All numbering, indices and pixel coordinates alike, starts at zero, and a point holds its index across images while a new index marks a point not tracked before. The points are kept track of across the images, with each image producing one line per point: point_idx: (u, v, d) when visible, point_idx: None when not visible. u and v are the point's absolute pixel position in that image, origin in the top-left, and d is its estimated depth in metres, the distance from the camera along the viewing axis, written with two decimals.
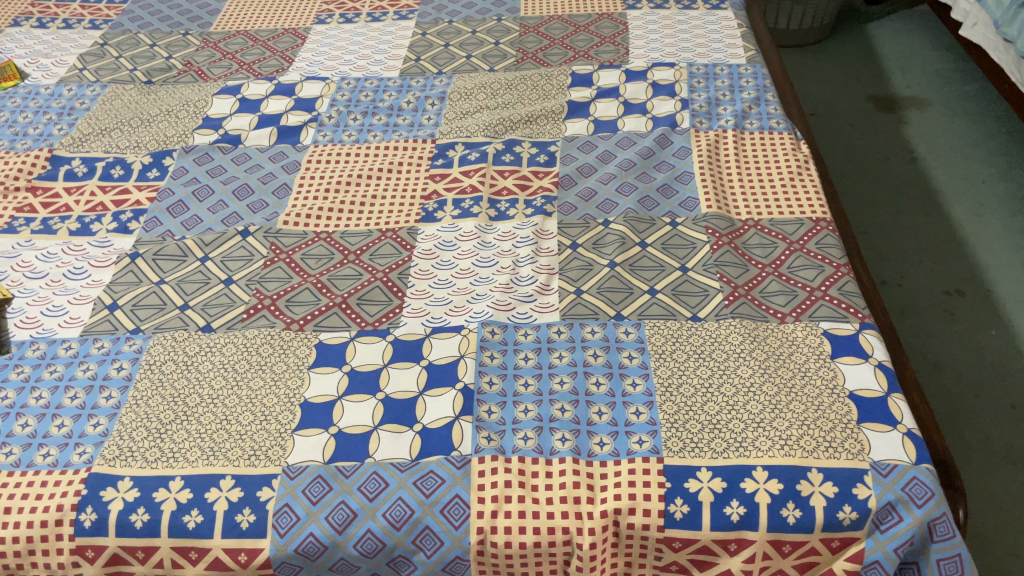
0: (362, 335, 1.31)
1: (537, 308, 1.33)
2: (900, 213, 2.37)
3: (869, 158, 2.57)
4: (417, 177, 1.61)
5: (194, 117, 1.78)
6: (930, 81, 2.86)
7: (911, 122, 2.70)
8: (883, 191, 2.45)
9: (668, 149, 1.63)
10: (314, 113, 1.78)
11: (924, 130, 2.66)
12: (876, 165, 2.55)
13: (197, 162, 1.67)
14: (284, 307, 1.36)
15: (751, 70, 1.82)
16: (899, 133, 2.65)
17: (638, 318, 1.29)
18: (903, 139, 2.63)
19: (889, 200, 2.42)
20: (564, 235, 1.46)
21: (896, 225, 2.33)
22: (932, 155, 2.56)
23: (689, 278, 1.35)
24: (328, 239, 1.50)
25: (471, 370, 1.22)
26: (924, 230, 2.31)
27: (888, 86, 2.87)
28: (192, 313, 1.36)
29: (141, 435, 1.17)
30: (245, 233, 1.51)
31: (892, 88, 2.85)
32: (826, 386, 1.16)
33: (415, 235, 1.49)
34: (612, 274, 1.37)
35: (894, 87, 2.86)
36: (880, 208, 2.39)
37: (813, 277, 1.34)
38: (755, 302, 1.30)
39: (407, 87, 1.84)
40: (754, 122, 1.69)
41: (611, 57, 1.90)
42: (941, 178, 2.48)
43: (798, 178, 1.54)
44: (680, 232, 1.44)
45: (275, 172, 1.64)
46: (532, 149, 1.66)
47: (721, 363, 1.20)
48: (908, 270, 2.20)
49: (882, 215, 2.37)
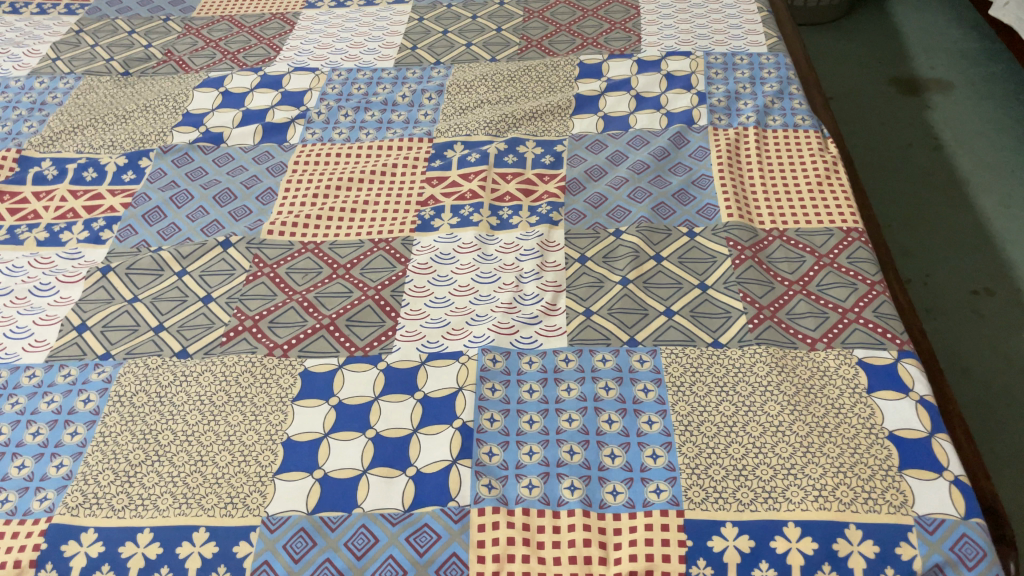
0: (351, 362, 1.20)
1: (543, 332, 1.21)
2: (925, 206, 2.24)
3: (893, 146, 2.43)
4: (412, 180, 1.49)
5: (174, 114, 1.66)
6: (956, 62, 2.72)
7: (936, 106, 2.56)
8: (908, 181, 2.32)
9: (683, 148, 1.51)
10: (302, 108, 1.65)
11: (950, 114, 2.52)
12: (900, 153, 2.41)
13: (176, 163, 1.55)
14: (267, 328, 1.25)
15: (774, 60, 1.69)
16: (924, 119, 2.51)
17: (653, 344, 1.17)
18: (928, 125, 2.49)
19: (914, 191, 2.28)
20: (571, 246, 1.35)
21: (922, 219, 2.20)
22: (959, 143, 2.42)
23: (709, 297, 1.24)
24: (316, 251, 1.38)
25: (470, 406, 1.11)
26: (953, 224, 2.18)
27: (911, 68, 2.72)
28: (167, 336, 1.25)
29: (107, 479, 1.07)
30: (227, 243, 1.40)
31: (915, 70, 2.70)
32: (863, 426, 1.05)
33: (410, 246, 1.37)
34: (625, 292, 1.26)
35: (917, 69, 2.71)
36: (904, 200, 2.26)
37: (845, 296, 1.22)
38: (782, 325, 1.19)
39: (402, 78, 1.71)
40: (777, 119, 1.56)
41: (622, 45, 1.76)
42: (968, 166, 2.35)
43: (826, 182, 1.42)
44: (698, 244, 1.33)
45: (259, 174, 1.52)
46: (537, 148, 1.54)
47: (746, 398, 1.09)
48: (936, 268, 2.08)
49: (907, 209, 2.24)
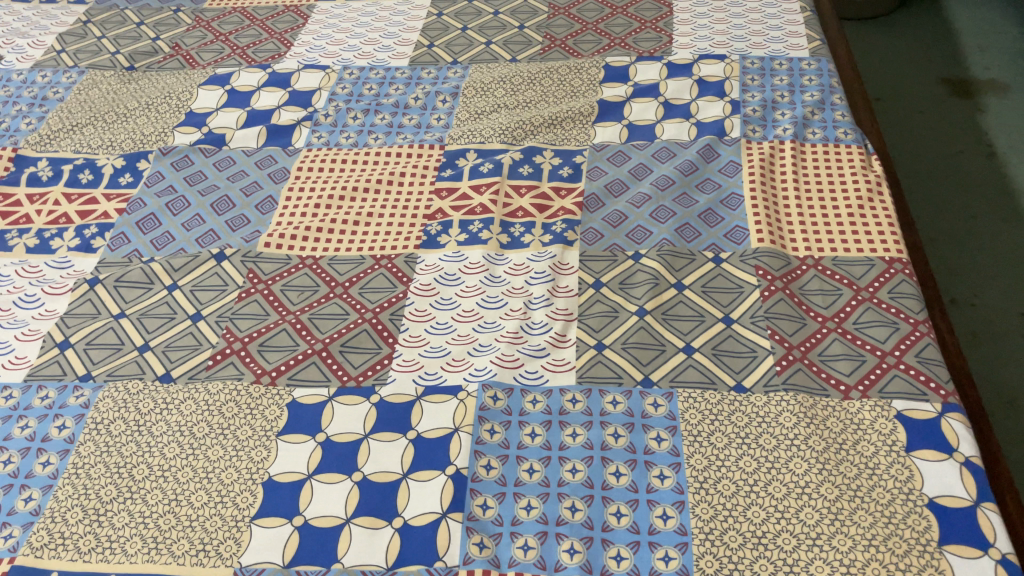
0: (342, 394, 1.11)
1: (550, 366, 1.12)
2: (976, 218, 2.09)
3: (941, 153, 2.28)
4: (420, 191, 1.40)
5: (176, 113, 1.58)
6: (1013, 62, 2.55)
7: (991, 110, 2.40)
8: (957, 191, 2.17)
9: (713, 163, 1.40)
10: (309, 109, 1.57)
11: (1006, 119, 2.36)
12: (950, 160, 2.26)
13: (175, 166, 1.48)
14: (256, 352, 1.17)
15: (816, 65, 1.56)
16: (976, 124, 2.36)
17: (670, 386, 1.07)
18: (981, 130, 2.34)
19: (964, 202, 2.14)
20: (585, 270, 1.25)
21: (972, 234, 2.06)
22: (1014, 151, 2.26)
23: (733, 333, 1.13)
24: (314, 266, 1.30)
25: (465, 450, 1.02)
26: (1005, 239, 2.03)
27: (965, 68, 2.55)
28: (151, 357, 1.18)
29: (76, 518, 1.00)
30: (221, 256, 1.32)
31: (969, 71, 2.54)
32: (899, 492, 0.94)
33: (413, 265, 1.28)
34: (641, 324, 1.15)
35: (971, 69, 2.55)
36: (953, 211, 2.12)
37: (885, 338, 1.11)
38: (813, 368, 1.08)
39: (416, 79, 1.62)
40: (817, 132, 1.44)
41: (652, 46, 1.65)
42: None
43: (868, 205, 1.30)
44: (724, 272, 1.22)
45: (260, 180, 1.44)
46: (554, 159, 1.43)
47: (769, 453, 0.99)
48: (986, 288, 1.94)
49: (956, 221, 2.10)
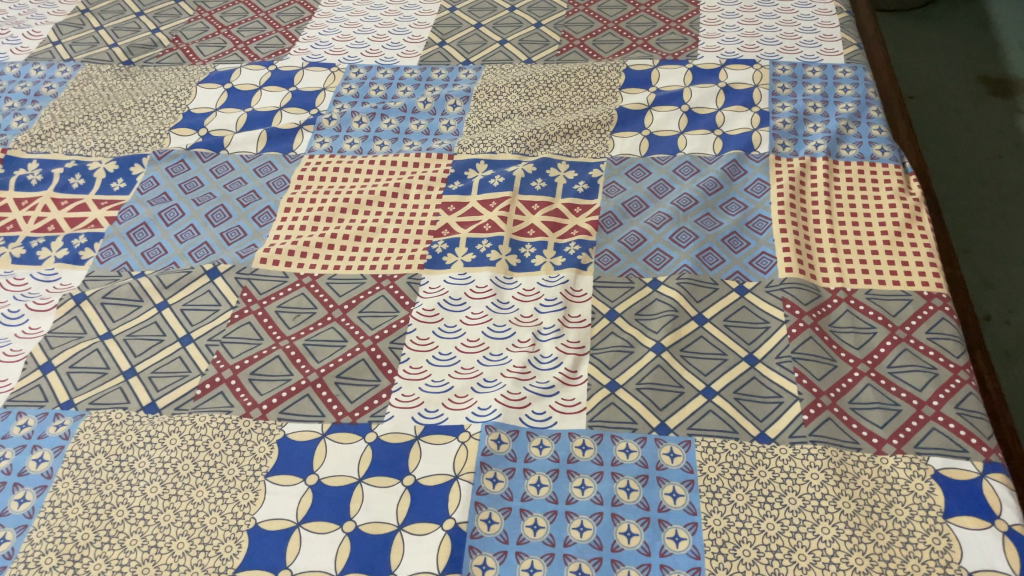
0: (336, 432, 1.05)
1: (559, 407, 1.04)
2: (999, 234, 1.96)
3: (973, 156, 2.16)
4: (426, 204, 1.32)
5: (173, 113, 1.51)
6: None
7: None
8: (992, 197, 2.05)
9: (739, 180, 1.31)
10: (312, 111, 1.49)
11: None
12: (986, 164, 2.14)
13: (170, 172, 1.41)
14: (247, 382, 1.10)
15: (851, 74, 1.47)
16: (1014, 125, 2.24)
17: (687, 433, 1.00)
18: (1018, 132, 2.22)
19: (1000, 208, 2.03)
20: (598, 298, 1.17)
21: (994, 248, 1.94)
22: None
23: (758, 375, 1.05)
24: (311, 286, 1.23)
25: (465, 501, 0.95)
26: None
27: (1003, 65, 2.43)
28: (137, 384, 1.12)
29: (50, 564, 0.94)
30: (214, 272, 1.25)
31: (1007, 67, 2.42)
32: (935, 565, 0.87)
33: (416, 287, 1.21)
34: (657, 361, 1.07)
35: (1009, 66, 2.43)
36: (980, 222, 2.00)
37: (922, 385, 1.03)
38: (843, 418, 1.00)
39: (425, 80, 1.53)
40: (851, 148, 1.35)
41: (676, 48, 1.55)
42: None
43: (906, 232, 1.21)
44: (749, 304, 1.14)
45: (258, 189, 1.37)
46: (569, 172, 1.35)
47: (794, 515, 0.91)
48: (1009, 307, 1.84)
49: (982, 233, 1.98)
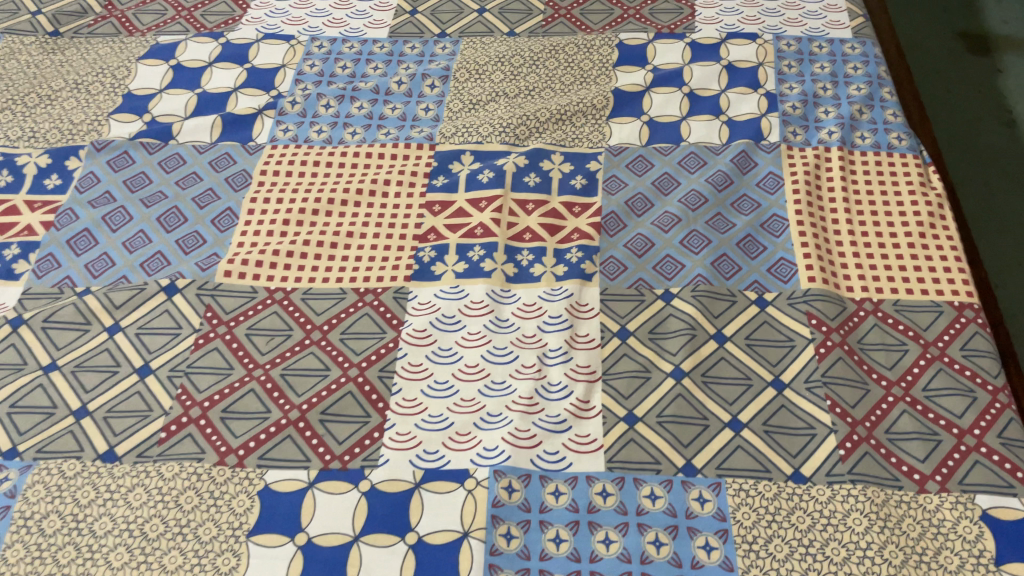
0: (325, 480, 0.93)
1: (573, 445, 0.94)
2: (995, 191, 1.80)
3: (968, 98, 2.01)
4: (409, 204, 1.19)
5: (111, 94, 1.33)
6: None
7: (1008, 70, 2.07)
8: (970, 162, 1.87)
9: (750, 174, 1.21)
10: (272, 93, 1.33)
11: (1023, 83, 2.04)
12: (963, 126, 1.94)
13: (111, 167, 1.24)
14: (218, 422, 0.98)
15: (860, 49, 1.37)
16: (992, 85, 2.04)
17: (717, 474, 0.91)
18: (996, 93, 2.02)
19: (979, 174, 1.84)
20: (607, 313, 1.06)
21: (990, 207, 1.77)
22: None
23: (787, 402, 0.97)
24: (285, 303, 1.09)
25: (478, 562, 0.85)
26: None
27: (979, 18, 2.20)
28: (91, 427, 0.98)
29: None
30: (172, 288, 1.10)
31: (985, 21, 2.19)
32: None
33: (404, 303, 1.09)
34: (677, 389, 0.98)
35: (986, 19, 2.20)
36: (978, 172, 1.84)
37: (961, 411, 0.96)
38: (882, 451, 0.93)
39: (397, 55, 1.38)
40: (866, 136, 1.25)
41: (671, 19, 1.43)
42: None
43: (931, 233, 1.13)
44: (771, 319, 1.05)
45: (216, 187, 1.21)
46: (565, 165, 1.23)
47: (839, 568, 0.84)
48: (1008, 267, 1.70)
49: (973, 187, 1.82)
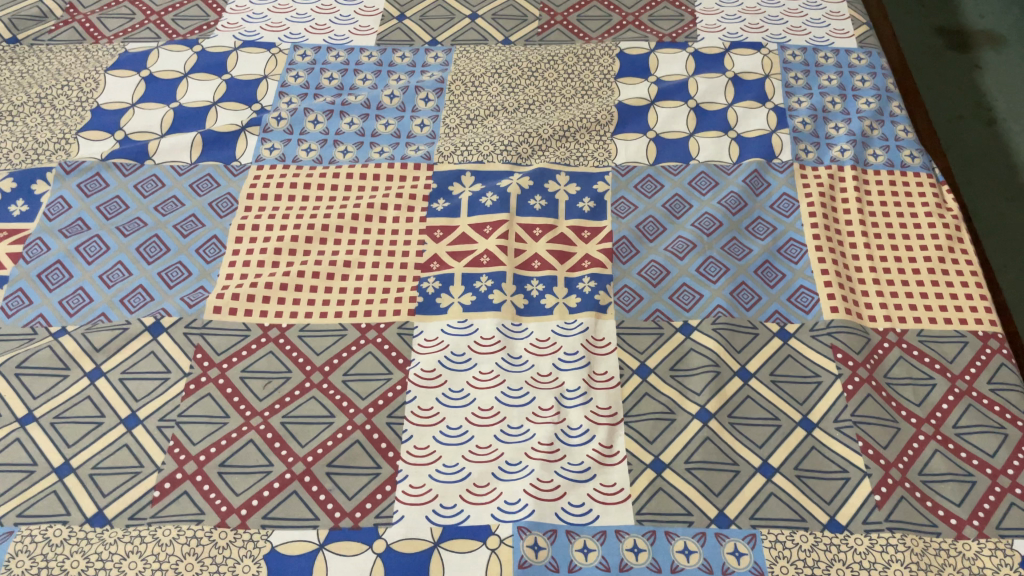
0: (335, 540, 0.87)
1: (599, 495, 0.90)
2: (982, 194, 1.77)
3: (948, 95, 1.97)
4: (408, 230, 1.12)
5: (79, 110, 1.24)
6: (1005, 8, 2.17)
7: (985, 66, 2.03)
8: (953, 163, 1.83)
9: (763, 195, 1.16)
10: (254, 107, 1.25)
11: (1001, 78, 2.00)
12: (944, 126, 1.90)
13: (83, 190, 1.15)
14: (217, 478, 0.91)
15: (866, 61, 1.33)
16: (971, 81, 1.99)
17: (751, 525, 0.87)
18: (975, 90, 1.98)
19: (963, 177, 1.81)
20: (625, 348, 1.01)
21: (973, 210, 1.75)
22: (1014, 114, 1.92)
23: (817, 444, 0.93)
24: (281, 341, 1.02)
25: None
26: (1009, 221, 1.73)
27: (955, 12, 2.15)
28: (76, 486, 0.90)
29: None
30: (157, 327, 1.03)
31: (962, 15, 2.15)
32: None
33: (409, 340, 1.02)
34: (704, 432, 0.94)
35: (963, 13, 2.15)
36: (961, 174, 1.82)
37: (993, 450, 0.93)
38: (917, 495, 0.90)
39: (387, 65, 1.31)
40: (879, 153, 1.21)
41: (672, 27, 1.37)
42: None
43: (951, 257, 1.10)
44: (794, 353, 1.01)
45: (199, 212, 1.13)
46: (571, 186, 1.17)
47: None
48: (995, 271, 1.68)
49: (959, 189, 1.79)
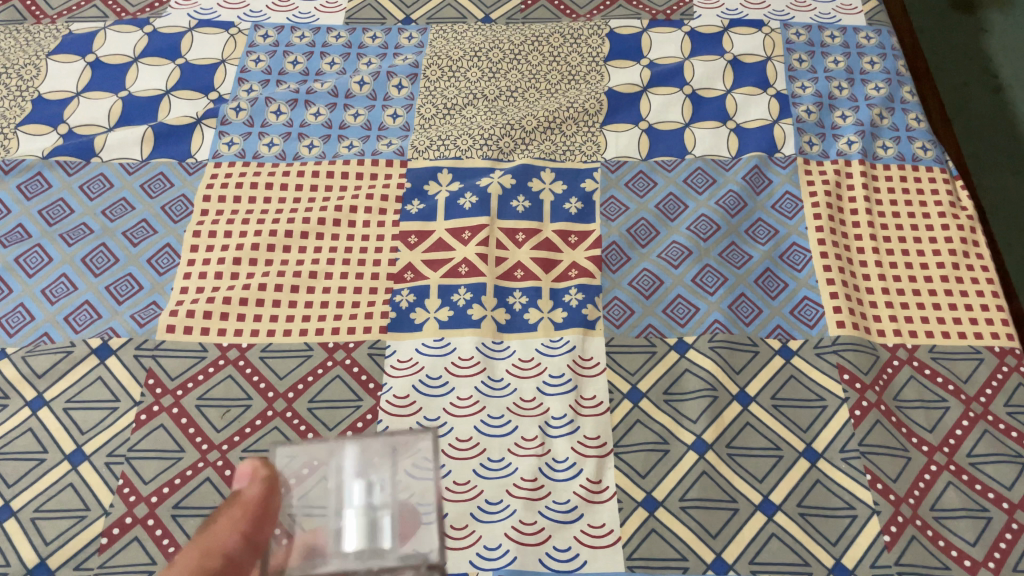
0: None
1: (586, 537, 0.83)
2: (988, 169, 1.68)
3: (953, 61, 1.86)
4: (380, 235, 1.03)
5: (18, 100, 1.13)
6: None
7: (993, 28, 1.92)
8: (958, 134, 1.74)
9: (764, 194, 1.08)
10: (212, 96, 1.15)
11: (1009, 41, 1.89)
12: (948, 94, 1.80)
13: (23, 193, 1.05)
14: (170, 522, 0.83)
15: (876, 40, 1.23)
16: (978, 45, 1.88)
17: (751, 571, 0.81)
18: (982, 54, 1.87)
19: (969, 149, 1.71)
20: (615, 370, 0.93)
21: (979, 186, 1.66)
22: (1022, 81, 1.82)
23: (822, 477, 0.86)
24: (240, 364, 0.94)
25: None
26: (1015, 198, 1.65)
27: None
28: (16, 533, 0.82)
29: None
30: (104, 349, 0.94)
31: None
32: None
33: (381, 362, 0.94)
34: (701, 466, 0.87)
35: None
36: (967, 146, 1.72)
37: (1011, 482, 0.86)
38: (929, 534, 0.83)
39: (356, 47, 1.20)
40: (889, 145, 1.12)
41: (666, 3, 1.27)
42: None
43: (965, 263, 1.01)
44: (797, 373, 0.93)
45: (150, 217, 1.04)
46: (556, 184, 1.08)
47: None
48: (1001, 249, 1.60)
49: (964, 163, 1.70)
